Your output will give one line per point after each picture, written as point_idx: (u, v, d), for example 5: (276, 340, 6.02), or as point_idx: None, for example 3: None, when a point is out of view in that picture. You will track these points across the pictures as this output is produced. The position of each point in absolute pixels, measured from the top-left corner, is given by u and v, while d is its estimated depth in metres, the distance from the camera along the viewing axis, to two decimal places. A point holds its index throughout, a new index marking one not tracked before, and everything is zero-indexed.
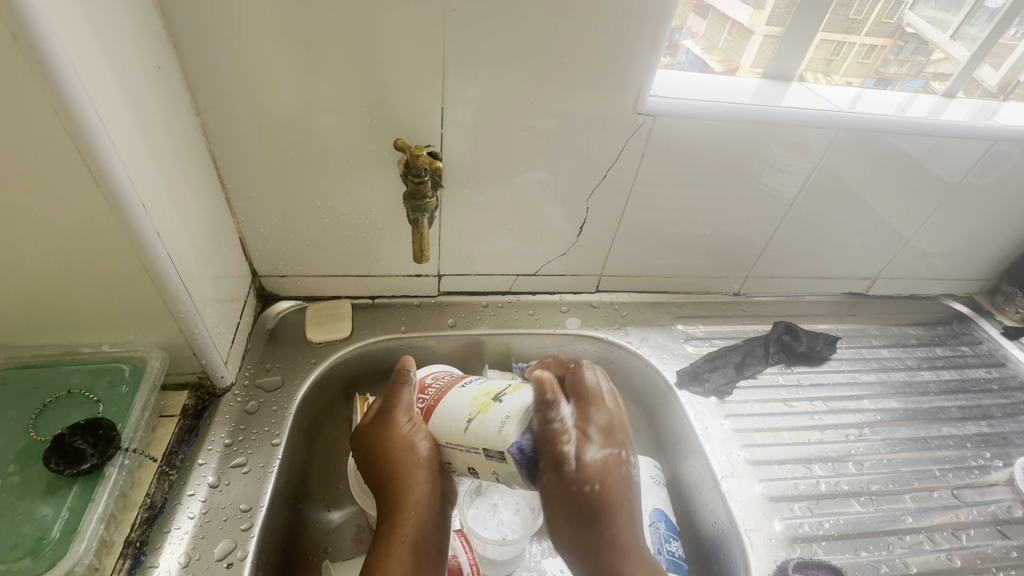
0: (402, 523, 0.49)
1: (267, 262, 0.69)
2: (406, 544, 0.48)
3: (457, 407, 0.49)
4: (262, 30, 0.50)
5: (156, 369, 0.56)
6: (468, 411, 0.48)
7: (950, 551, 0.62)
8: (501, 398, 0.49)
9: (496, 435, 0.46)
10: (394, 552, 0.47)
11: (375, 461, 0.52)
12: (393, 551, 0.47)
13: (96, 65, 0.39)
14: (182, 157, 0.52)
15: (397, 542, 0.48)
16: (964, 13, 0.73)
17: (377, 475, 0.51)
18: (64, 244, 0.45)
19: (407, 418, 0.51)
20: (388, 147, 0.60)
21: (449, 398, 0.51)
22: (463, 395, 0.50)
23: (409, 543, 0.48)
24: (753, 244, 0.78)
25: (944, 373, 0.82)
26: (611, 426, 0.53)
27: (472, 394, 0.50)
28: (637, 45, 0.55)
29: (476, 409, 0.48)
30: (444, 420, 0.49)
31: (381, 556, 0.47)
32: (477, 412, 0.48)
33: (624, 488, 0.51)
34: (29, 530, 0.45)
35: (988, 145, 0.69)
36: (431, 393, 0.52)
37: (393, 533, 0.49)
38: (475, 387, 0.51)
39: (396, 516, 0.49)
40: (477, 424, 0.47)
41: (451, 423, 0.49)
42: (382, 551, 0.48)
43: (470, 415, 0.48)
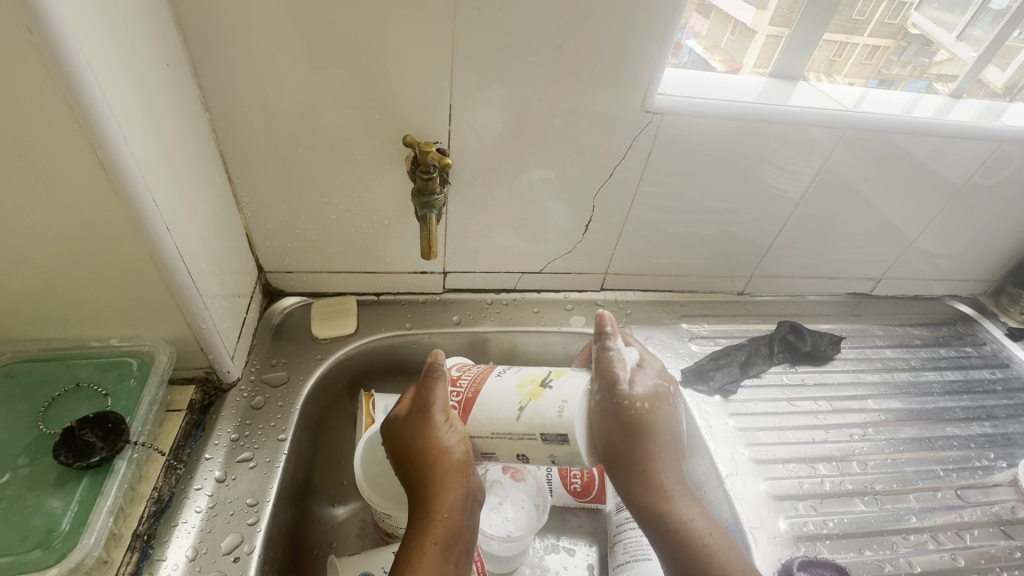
0: (434, 523, 0.49)
1: (273, 258, 0.69)
2: (436, 544, 0.48)
3: (504, 398, 0.49)
4: (272, 25, 0.50)
5: (163, 363, 0.56)
6: (517, 400, 0.48)
7: (954, 551, 0.62)
8: (550, 385, 0.49)
9: (552, 421, 0.46)
10: (425, 552, 0.47)
11: (408, 457, 0.51)
12: (426, 551, 0.47)
13: (108, 59, 0.39)
14: (191, 151, 0.52)
15: (426, 542, 0.48)
16: (969, 16, 0.73)
17: (410, 471, 0.51)
18: (74, 237, 0.45)
19: (444, 416, 0.50)
20: (396, 144, 0.60)
21: (487, 389, 0.50)
22: (503, 385, 0.50)
23: (439, 544, 0.48)
24: (758, 243, 0.78)
25: (948, 374, 0.83)
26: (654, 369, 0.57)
27: (515, 383, 0.49)
28: (645, 44, 0.55)
29: (524, 398, 0.48)
30: (491, 410, 0.49)
31: (415, 555, 0.47)
32: (527, 400, 0.48)
33: (666, 416, 0.54)
34: (38, 522, 0.45)
35: (994, 146, 0.69)
36: (465, 384, 0.52)
37: (425, 532, 0.48)
38: (514, 376, 0.50)
39: (427, 515, 0.49)
40: (529, 411, 0.47)
41: (500, 414, 0.48)
42: (412, 551, 0.48)
43: (521, 403, 0.48)
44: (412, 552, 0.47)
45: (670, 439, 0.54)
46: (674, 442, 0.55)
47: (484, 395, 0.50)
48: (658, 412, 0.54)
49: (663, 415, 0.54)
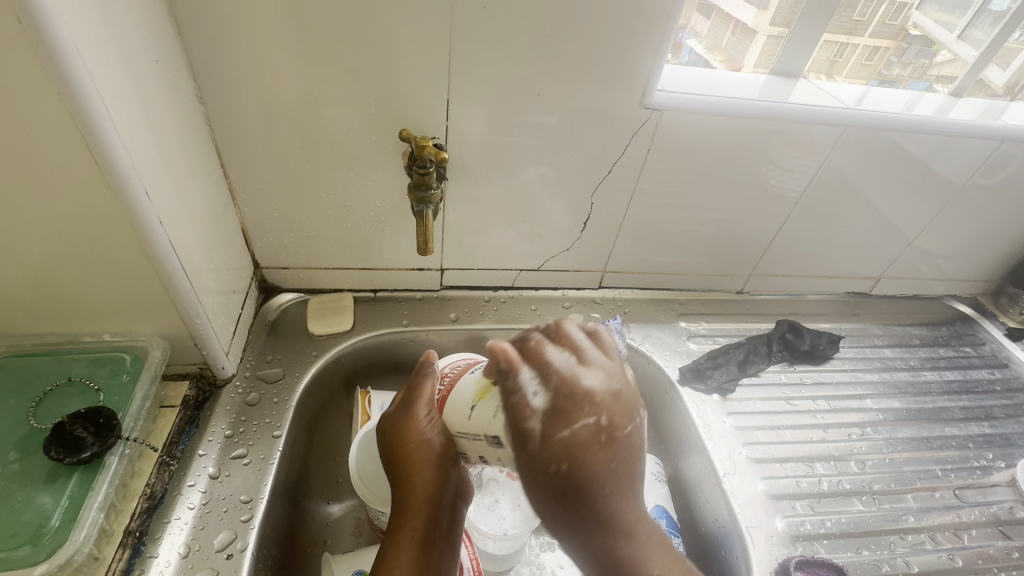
0: (410, 517, 0.49)
1: (269, 254, 0.69)
2: (411, 538, 0.48)
3: (460, 395, 0.45)
4: (267, 18, 0.49)
5: (156, 359, 0.55)
6: (469, 400, 0.44)
7: (952, 551, 0.62)
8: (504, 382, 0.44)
9: (495, 423, 0.42)
10: (400, 545, 0.48)
11: (390, 452, 0.50)
12: (400, 544, 0.48)
13: (101, 51, 0.38)
14: (186, 145, 0.51)
15: (402, 536, 0.48)
16: (970, 16, 0.73)
17: (391, 465, 0.50)
18: (66, 231, 0.44)
19: (425, 411, 0.49)
20: (392, 139, 0.59)
21: (457, 385, 0.47)
22: (468, 377, 0.46)
23: (415, 538, 0.48)
24: (757, 242, 0.77)
25: (947, 373, 0.82)
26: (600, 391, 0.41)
27: (475, 379, 0.46)
28: (645, 39, 0.54)
29: (477, 396, 0.44)
30: (451, 409, 0.46)
31: (391, 549, 0.48)
32: (479, 399, 0.44)
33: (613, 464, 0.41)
34: (29, 518, 0.45)
35: (995, 145, 0.69)
36: (449, 378, 0.49)
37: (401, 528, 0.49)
38: (480, 370, 0.46)
39: (405, 510, 0.49)
40: (478, 411, 0.43)
41: (456, 413, 0.45)
42: (389, 542, 0.48)
43: (473, 402, 0.44)
44: (388, 545, 0.48)
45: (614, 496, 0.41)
46: (624, 491, 0.41)
47: (454, 392, 0.47)
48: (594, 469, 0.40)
49: (597, 470, 0.40)
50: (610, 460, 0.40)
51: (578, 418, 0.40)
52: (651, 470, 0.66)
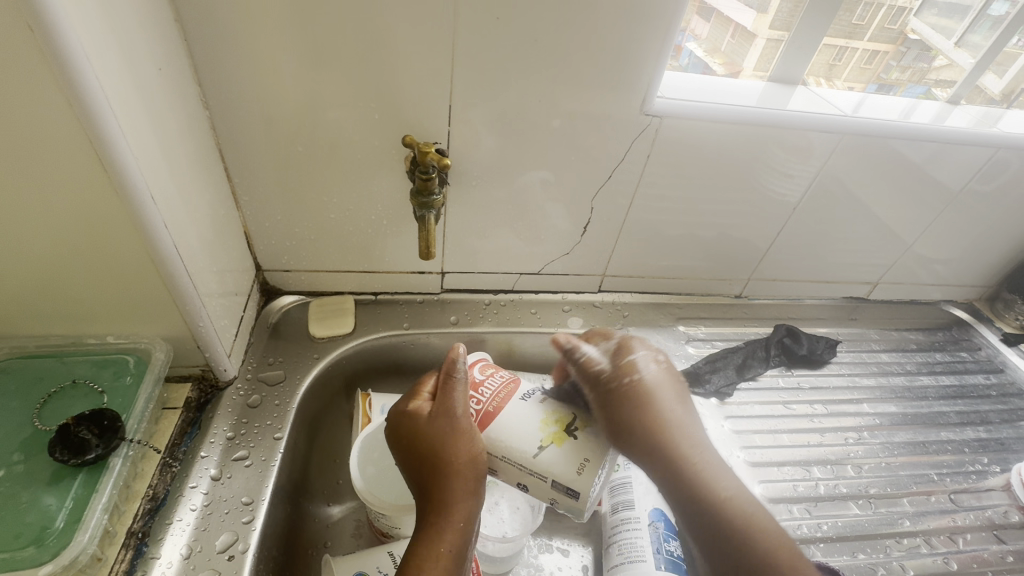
0: (450, 529, 0.49)
1: (271, 257, 0.69)
2: (448, 550, 0.49)
3: (527, 431, 0.50)
4: (272, 24, 0.50)
5: (160, 361, 0.55)
6: (538, 438, 0.49)
7: (946, 555, 0.63)
8: (574, 433, 0.50)
9: (568, 471, 0.48)
10: (440, 558, 0.48)
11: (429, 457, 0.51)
12: (440, 557, 0.48)
13: (108, 56, 0.39)
14: (190, 149, 0.52)
15: (436, 549, 0.48)
16: (968, 22, 0.74)
17: (429, 472, 0.51)
18: (72, 234, 0.45)
19: (467, 423, 0.51)
20: (395, 143, 0.60)
21: (511, 413, 0.51)
22: (530, 412, 0.51)
23: (451, 550, 0.49)
24: (755, 247, 0.78)
25: (943, 378, 0.83)
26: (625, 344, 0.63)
27: (542, 418, 0.51)
28: (645, 47, 0.55)
29: (548, 439, 0.49)
30: (513, 441, 0.50)
31: (429, 561, 0.48)
32: (548, 441, 0.49)
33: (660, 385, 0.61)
34: (33, 519, 0.45)
35: (991, 152, 0.70)
36: (485, 396, 0.53)
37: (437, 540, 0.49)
38: (541, 408, 0.52)
39: (440, 521, 0.50)
40: (550, 452, 0.49)
41: (520, 449, 0.50)
42: (424, 555, 0.48)
43: (543, 442, 0.49)
44: (422, 557, 0.48)
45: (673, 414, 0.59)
46: (676, 398, 0.62)
47: (507, 415, 0.51)
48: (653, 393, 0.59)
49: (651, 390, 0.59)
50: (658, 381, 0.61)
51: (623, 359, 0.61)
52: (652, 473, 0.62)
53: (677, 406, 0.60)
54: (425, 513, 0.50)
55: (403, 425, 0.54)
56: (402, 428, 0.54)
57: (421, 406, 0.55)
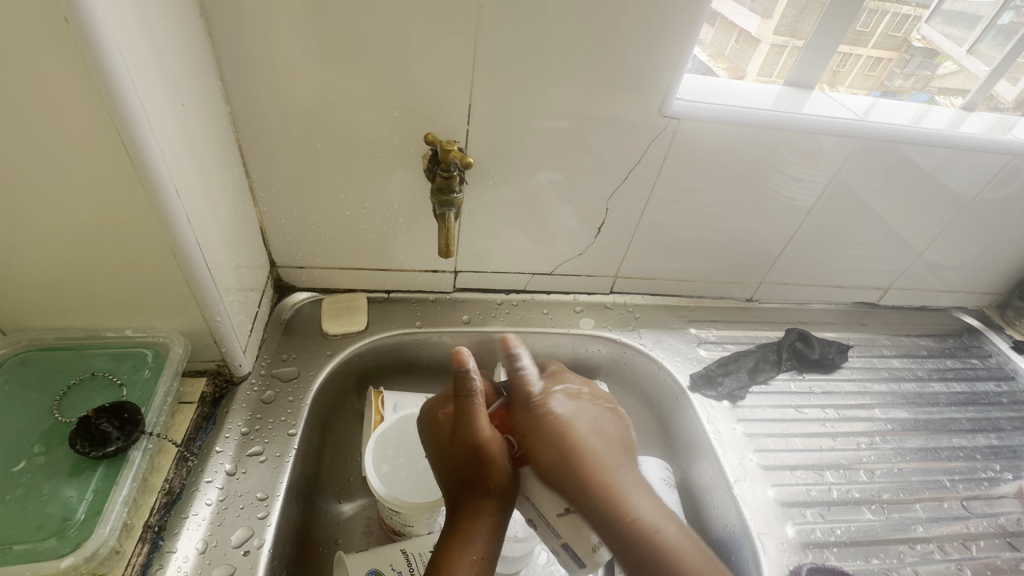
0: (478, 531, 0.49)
1: (286, 253, 0.69)
2: (481, 555, 0.48)
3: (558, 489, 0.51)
4: (294, 20, 0.50)
5: (178, 354, 0.56)
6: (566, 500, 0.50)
7: (960, 561, 0.63)
8: None
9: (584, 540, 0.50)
10: (473, 563, 0.47)
11: (455, 470, 0.52)
12: (472, 563, 0.47)
13: (138, 45, 0.39)
14: (212, 144, 0.52)
15: (468, 553, 0.48)
16: (978, 31, 0.74)
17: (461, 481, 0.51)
18: (96, 226, 0.45)
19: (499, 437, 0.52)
20: (414, 143, 0.60)
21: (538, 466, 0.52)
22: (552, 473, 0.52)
23: (482, 557, 0.48)
24: (767, 251, 0.78)
25: (954, 385, 0.83)
26: (597, 393, 0.59)
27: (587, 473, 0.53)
28: (664, 50, 0.55)
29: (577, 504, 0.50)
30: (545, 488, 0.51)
31: (459, 560, 0.47)
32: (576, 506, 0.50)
33: (581, 418, 0.55)
34: (54, 510, 0.45)
35: (1006, 159, 0.70)
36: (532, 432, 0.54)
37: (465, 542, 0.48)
38: None
39: (470, 526, 0.49)
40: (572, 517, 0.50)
41: (549, 502, 0.51)
42: (455, 559, 0.47)
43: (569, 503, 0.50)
44: (456, 560, 0.47)
45: (590, 441, 0.53)
46: (624, 457, 0.54)
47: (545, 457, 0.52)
48: (572, 423, 0.54)
49: (579, 429, 0.54)
50: (584, 413, 0.56)
51: (561, 396, 0.57)
52: (661, 475, 0.66)
53: (619, 466, 0.52)
54: (455, 519, 0.50)
55: (428, 427, 0.56)
56: (428, 429, 0.56)
57: (445, 414, 0.55)
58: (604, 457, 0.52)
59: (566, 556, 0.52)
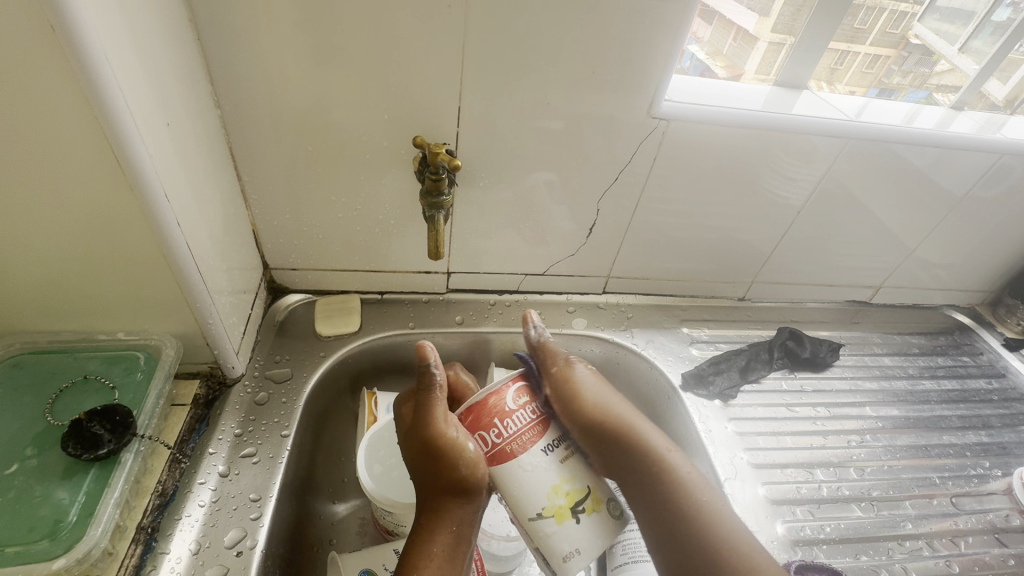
0: (439, 530, 0.50)
1: (279, 255, 0.70)
2: (441, 552, 0.50)
3: (533, 494, 0.48)
4: (283, 24, 0.50)
5: (170, 357, 0.56)
6: (542, 504, 0.47)
7: (948, 557, 0.63)
8: (577, 514, 0.48)
9: (557, 548, 0.46)
10: (433, 558, 0.49)
11: (419, 470, 0.52)
12: (432, 558, 0.49)
13: (126, 51, 0.39)
14: (202, 148, 0.52)
15: (428, 551, 0.50)
16: (972, 28, 0.74)
17: (423, 481, 0.52)
18: (86, 231, 0.45)
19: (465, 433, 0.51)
20: (405, 145, 0.60)
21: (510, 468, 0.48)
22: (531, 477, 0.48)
23: (443, 552, 0.50)
24: (759, 250, 0.79)
25: (945, 382, 0.83)
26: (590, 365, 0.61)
27: (572, 476, 0.49)
28: (652, 52, 0.56)
29: (551, 510, 0.47)
30: (518, 491, 0.48)
31: (420, 557, 0.49)
32: (551, 511, 0.47)
33: (596, 386, 0.58)
34: (46, 512, 0.46)
35: (995, 158, 0.70)
36: (508, 430, 0.49)
37: (425, 539, 0.50)
38: (556, 471, 0.49)
39: (433, 524, 0.51)
40: (544, 524, 0.47)
41: (521, 505, 0.48)
42: (416, 555, 0.49)
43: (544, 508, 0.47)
44: (415, 557, 0.49)
45: (610, 404, 0.57)
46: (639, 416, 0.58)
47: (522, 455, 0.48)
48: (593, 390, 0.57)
49: (599, 394, 0.57)
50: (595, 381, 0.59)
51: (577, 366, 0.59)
52: None
53: (640, 422, 0.57)
54: (421, 514, 0.52)
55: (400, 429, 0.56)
56: (401, 431, 0.56)
57: (408, 410, 0.56)
58: (626, 417, 0.56)
59: (538, 559, 0.49)
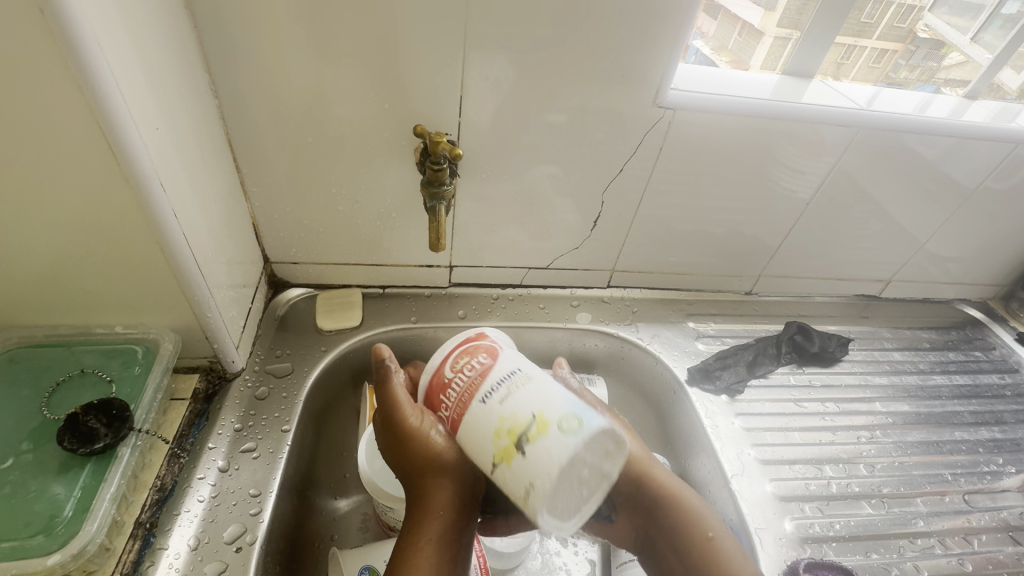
0: (428, 517, 0.48)
1: (279, 249, 0.69)
2: (432, 539, 0.48)
3: (478, 442, 0.40)
4: (280, 13, 0.50)
5: (168, 351, 0.55)
6: (488, 453, 0.39)
7: (961, 556, 0.62)
8: (525, 449, 0.38)
9: (521, 496, 0.38)
10: (422, 548, 0.47)
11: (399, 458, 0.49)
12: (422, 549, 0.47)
13: (118, 37, 0.38)
14: (199, 139, 0.52)
15: (419, 542, 0.48)
16: (982, 20, 0.73)
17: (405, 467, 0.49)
18: (80, 222, 0.45)
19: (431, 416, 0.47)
20: (405, 135, 0.59)
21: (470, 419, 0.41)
22: (484, 414, 0.40)
23: (436, 540, 0.48)
24: (766, 244, 0.77)
25: (957, 378, 0.82)
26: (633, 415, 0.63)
27: (518, 415, 0.39)
28: (658, 40, 0.54)
29: (499, 456, 0.39)
30: (471, 447, 0.41)
31: (411, 550, 0.47)
32: (501, 459, 0.39)
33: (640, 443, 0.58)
34: (41, 508, 0.45)
35: (1008, 150, 0.69)
36: (452, 398, 0.43)
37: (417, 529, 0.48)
38: (499, 409, 0.40)
39: (422, 510, 0.49)
40: (503, 474, 0.39)
41: (478, 458, 0.41)
42: (407, 546, 0.48)
43: (494, 459, 0.39)
44: (406, 549, 0.47)
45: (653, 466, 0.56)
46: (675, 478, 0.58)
47: (473, 414, 0.41)
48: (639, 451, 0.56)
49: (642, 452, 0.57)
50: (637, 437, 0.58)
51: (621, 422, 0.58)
52: None
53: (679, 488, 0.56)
54: (411, 501, 0.50)
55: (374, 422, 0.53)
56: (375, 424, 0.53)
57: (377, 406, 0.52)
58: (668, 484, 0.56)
59: None
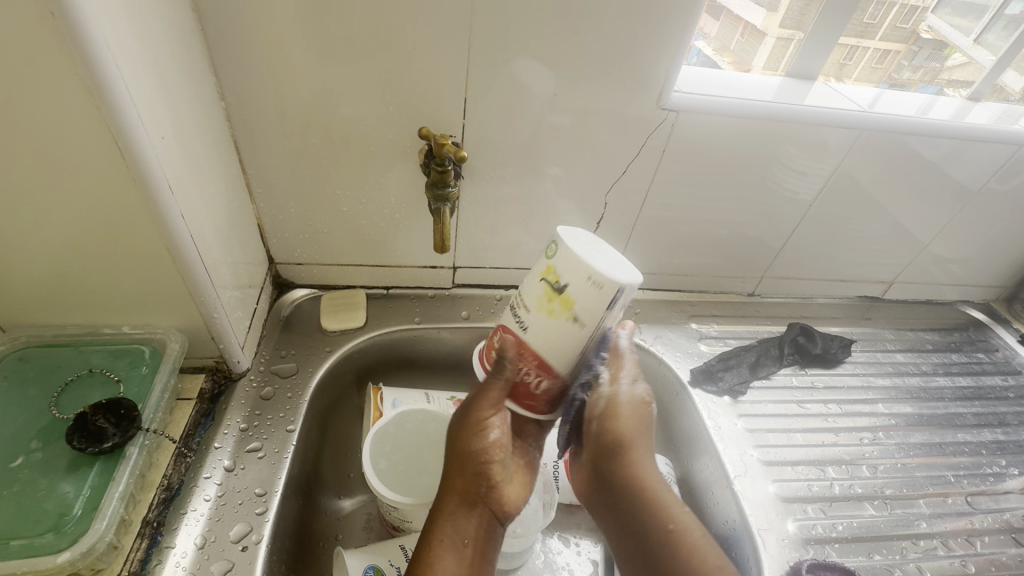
0: (453, 517, 0.48)
1: (284, 250, 0.69)
2: (447, 540, 0.46)
3: (557, 335, 0.44)
4: (287, 16, 0.50)
5: (175, 351, 0.56)
6: (561, 323, 0.44)
7: (964, 557, 0.62)
8: (563, 288, 0.43)
9: (602, 298, 0.42)
10: (438, 547, 0.46)
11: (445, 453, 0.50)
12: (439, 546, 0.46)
13: (128, 41, 0.39)
14: (206, 141, 0.52)
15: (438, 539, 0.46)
16: (985, 21, 0.73)
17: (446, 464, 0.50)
18: (89, 223, 0.45)
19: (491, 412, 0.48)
20: (410, 137, 0.60)
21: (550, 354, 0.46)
22: (536, 325, 0.45)
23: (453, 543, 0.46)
24: (768, 246, 0.78)
25: (960, 379, 0.82)
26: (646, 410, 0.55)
27: (535, 296, 0.45)
28: (662, 43, 0.55)
29: (564, 314, 0.43)
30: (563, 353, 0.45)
31: (428, 545, 0.46)
32: (570, 311, 0.43)
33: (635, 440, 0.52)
34: (51, 506, 0.46)
35: (1011, 151, 0.69)
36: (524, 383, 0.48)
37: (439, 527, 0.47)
38: (533, 312, 0.45)
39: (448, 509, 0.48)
40: (585, 318, 0.43)
41: (571, 349, 0.45)
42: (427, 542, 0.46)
43: (568, 319, 0.44)
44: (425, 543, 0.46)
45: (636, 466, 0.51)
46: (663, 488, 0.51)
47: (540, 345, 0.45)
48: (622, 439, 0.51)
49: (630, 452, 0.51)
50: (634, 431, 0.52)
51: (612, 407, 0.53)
52: None
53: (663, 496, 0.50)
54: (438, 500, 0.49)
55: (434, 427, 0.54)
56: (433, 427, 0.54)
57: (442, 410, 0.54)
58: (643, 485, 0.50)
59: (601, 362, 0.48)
